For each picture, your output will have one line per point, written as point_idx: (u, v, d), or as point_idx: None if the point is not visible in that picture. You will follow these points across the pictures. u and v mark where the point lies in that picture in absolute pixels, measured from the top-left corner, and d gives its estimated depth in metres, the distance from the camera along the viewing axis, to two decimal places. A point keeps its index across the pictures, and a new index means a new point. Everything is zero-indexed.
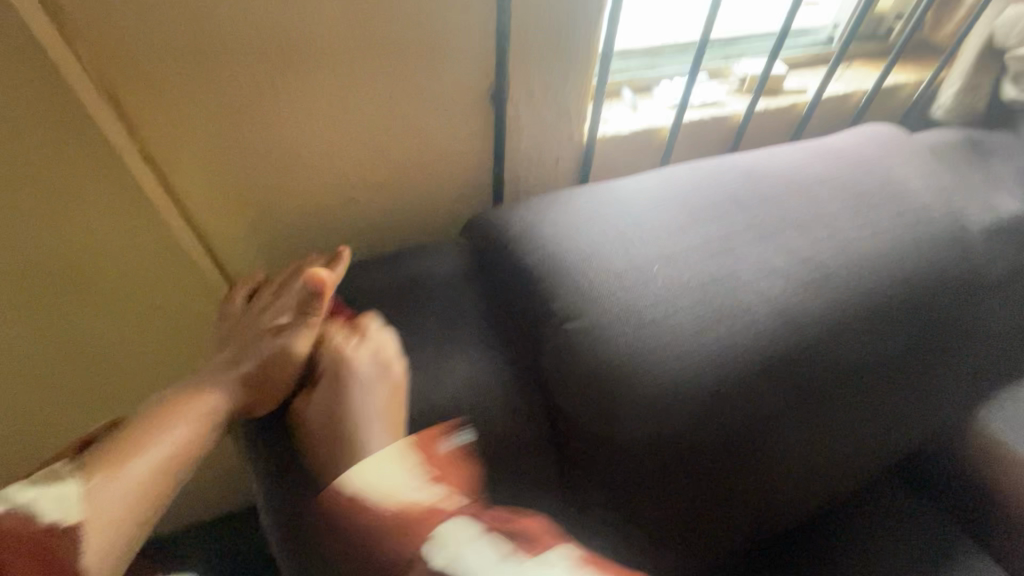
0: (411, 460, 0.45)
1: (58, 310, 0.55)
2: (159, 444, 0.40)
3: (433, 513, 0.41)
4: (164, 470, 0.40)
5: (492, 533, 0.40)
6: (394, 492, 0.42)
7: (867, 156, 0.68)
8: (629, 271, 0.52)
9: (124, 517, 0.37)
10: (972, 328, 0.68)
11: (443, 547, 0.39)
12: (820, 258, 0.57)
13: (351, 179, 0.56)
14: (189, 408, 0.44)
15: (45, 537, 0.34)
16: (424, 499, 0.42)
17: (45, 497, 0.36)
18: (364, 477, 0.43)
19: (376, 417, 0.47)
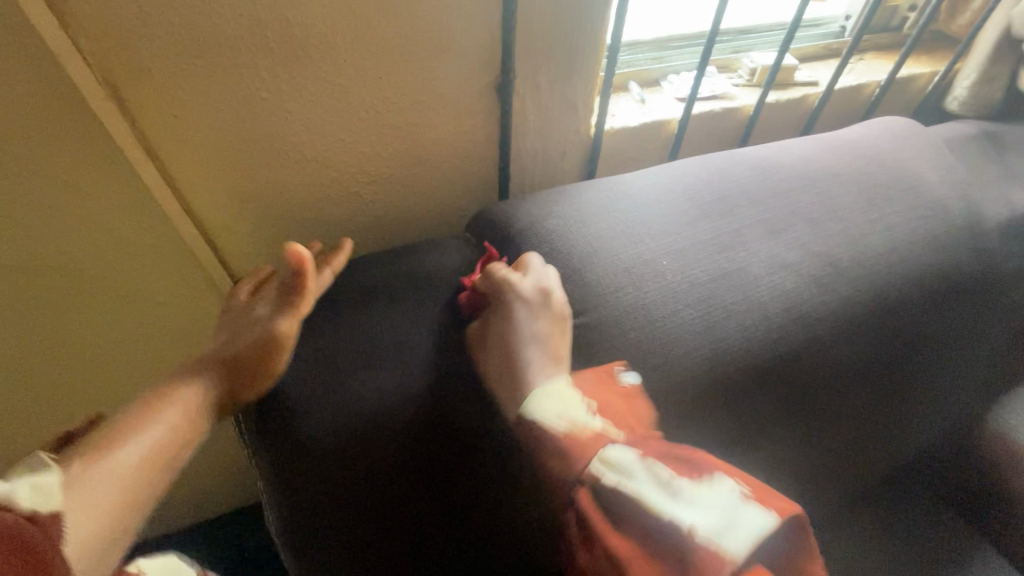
0: (580, 391, 0.44)
1: (61, 298, 0.55)
2: (147, 440, 0.40)
3: (597, 442, 0.41)
4: (152, 464, 0.40)
5: (651, 462, 0.40)
6: (563, 417, 0.42)
7: (880, 149, 0.66)
8: (638, 266, 0.51)
9: (112, 506, 0.36)
10: (988, 325, 0.66)
11: (613, 474, 0.39)
12: (833, 253, 0.56)
13: (353, 173, 0.56)
14: (178, 403, 0.43)
15: (29, 525, 0.32)
16: (587, 430, 0.42)
17: (26, 484, 0.34)
18: (538, 402, 0.44)
19: (541, 343, 0.47)
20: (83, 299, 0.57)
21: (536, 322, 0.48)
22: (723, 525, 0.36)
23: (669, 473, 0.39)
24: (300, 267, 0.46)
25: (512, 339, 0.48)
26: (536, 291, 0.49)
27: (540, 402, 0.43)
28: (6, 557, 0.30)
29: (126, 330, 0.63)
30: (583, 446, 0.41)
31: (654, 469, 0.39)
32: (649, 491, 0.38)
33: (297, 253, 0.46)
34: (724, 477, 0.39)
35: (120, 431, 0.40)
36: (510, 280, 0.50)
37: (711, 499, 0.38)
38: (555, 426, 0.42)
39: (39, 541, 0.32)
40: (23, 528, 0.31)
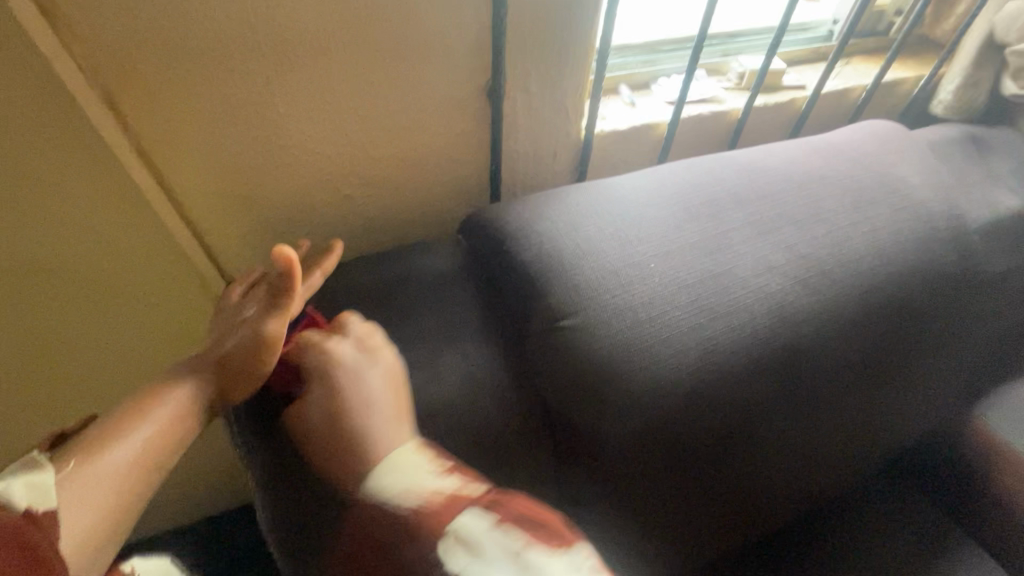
0: (422, 458, 0.45)
1: (52, 301, 0.56)
2: (138, 440, 0.41)
3: (451, 505, 0.42)
4: (143, 462, 0.40)
5: (505, 527, 0.41)
6: (411, 487, 0.43)
7: (865, 153, 0.68)
8: (626, 269, 0.52)
9: (106, 505, 0.37)
10: (970, 325, 0.67)
11: (466, 553, 0.39)
12: (818, 255, 0.57)
13: (345, 176, 0.56)
14: (165, 404, 0.43)
15: (25, 522, 0.33)
16: (437, 496, 0.42)
17: (19, 483, 0.35)
18: (385, 472, 0.44)
19: (381, 409, 0.46)
20: (77, 301, 0.57)
21: (371, 377, 0.47)
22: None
23: (520, 542, 0.40)
24: (288, 271, 0.44)
25: (347, 406, 0.46)
26: (357, 351, 0.48)
27: (382, 482, 0.43)
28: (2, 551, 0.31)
29: (117, 331, 0.63)
30: (443, 510, 0.41)
31: (506, 537, 0.40)
32: (498, 562, 0.38)
33: (286, 253, 0.43)
34: (582, 548, 0.42)
35: (110, 431, 0.40)
36: (327, 343, 0.47)
37: (566, 571, 0.38)
38: (403, 499, 0.42)
39: (33, 537, 0.33)
40: (19, 525, 0.33)
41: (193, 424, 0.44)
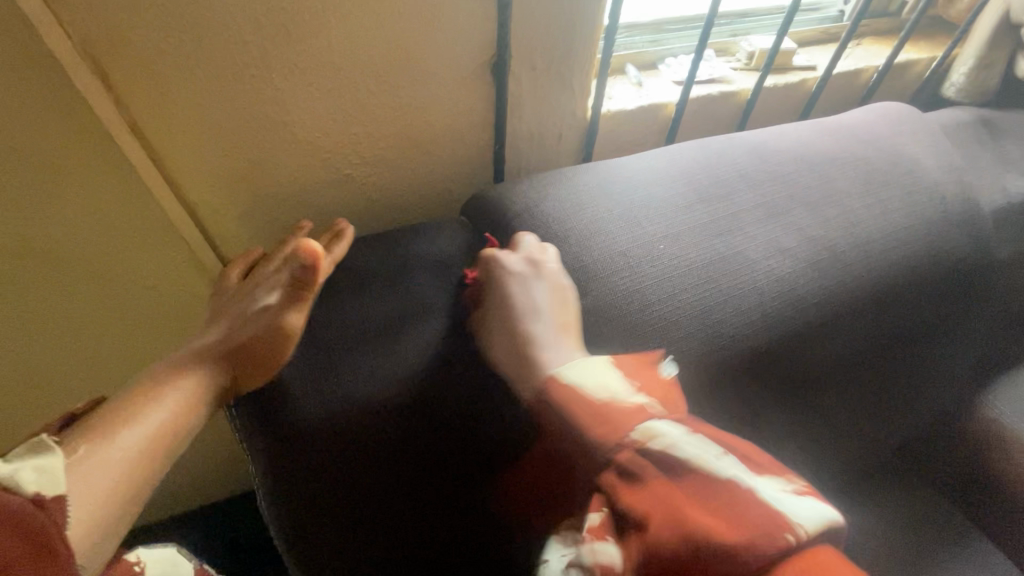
0: (619, 368, 0.44)
1: (46, 283, 0.54)
2: (149, 426, 0.40)
3: (641, 413, 0.40)
4: (154, 449, 0.39)
5: (699, 434, 0.38)
6: (600, 383, 0.42)
7: (878, 134, 0.66)
8: (634, 249, 0.51)
9: (110, 487, 0.36)
10: (980, 311, 0.66)
11: (662, 438, 0.38)
12: (830, 237, 0.56)
13: (346, 154, 0.55)
14: (175, 391, 0.42)
15: (35, 507, 0.32)
16: (630, 404, 0.41)
17: (28, 466, 0.33)
18: (573, 368, 0.44)
19: (545, 316, 0.47)
20: (70, 283, 0.56)
21: (535, 290, 0.48)
22: (787, 502, 0.34)
23: (720, 450, 0.38)
24: (310, 264, 0.45)
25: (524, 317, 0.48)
26: (526, 261, 0.50)
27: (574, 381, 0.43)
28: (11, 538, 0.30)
29: (112, 315, 0.61)
30: (620, 415, 0.40)
31: (705, 441, 0.38)
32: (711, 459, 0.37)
33: (313, 249, 0.45)
34: (779, 477, 0.37)
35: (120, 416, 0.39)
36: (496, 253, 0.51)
37: (773, 487, 0.36)
38: (596, 390, 0.42)
39: (44, 524, 0.31)
40: (28, 510, 0.31)
41: (204, 410, 0.43)
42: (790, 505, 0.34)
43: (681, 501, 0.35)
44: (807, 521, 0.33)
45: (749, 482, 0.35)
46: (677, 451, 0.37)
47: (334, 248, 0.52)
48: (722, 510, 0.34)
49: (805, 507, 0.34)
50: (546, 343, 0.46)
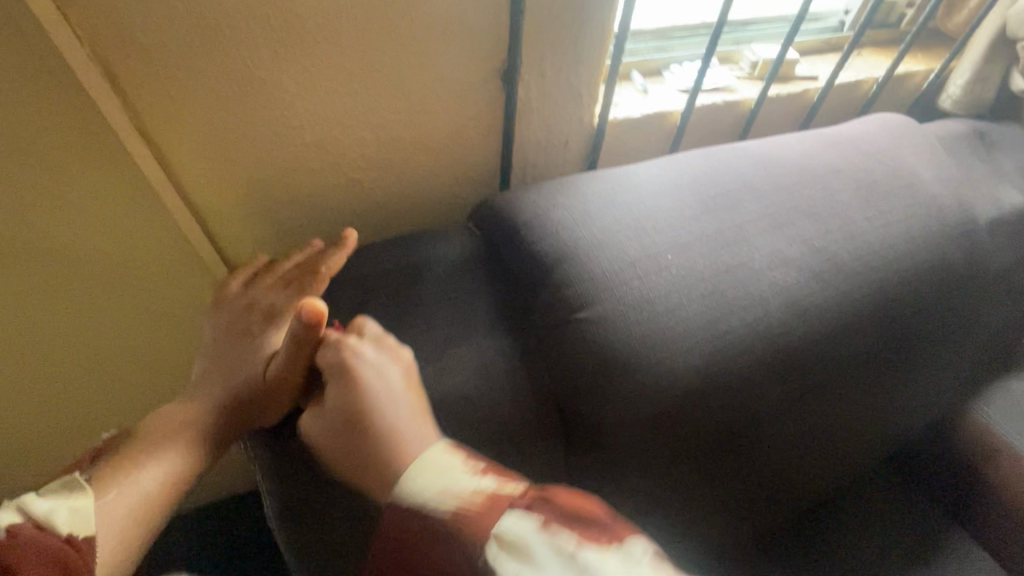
0: (459, 454, 0.41)
1: (42, 292, 0.52)
2: (153, 478, 0.41)
3: (492, 506, 0.38)
4: (152, 503, 0.40)
5: (553, 530, 0.37)
6: (445, 490, 0.39)
7: (878, 146, 0.67)
8: (643, 260, 0.51)
9: (119, 540, 0.38)
10: (973, 321, 0.68)
11: (512, 559, 0.36)
12: (833, 248, 0.56)
13: (353, 159, 0.54)
14: (172, 442, 0.43)
15: (66, 547, 0.34)
16: (476, 496, 0.39)
17: (65, 508, 0.36)
18: (414, 484, 0.40)
19: (403, 404, 0.43)
20: (76, 296, 0.54)
21: (389, 375, 0.44)
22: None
23: (573, 542, 0.36)
24: (315, 324, 0.42)
25: (379, 408, 0.42)
26: (375, 344, 0.45)
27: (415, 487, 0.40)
28: (46, 574, 0.32)
29: (111, 326, 0.59)
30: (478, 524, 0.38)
31: (558, 543, 0.36)
32: (554, 573, 0.35)
33: (319, 309, 0.42)
34: (640, 539, 0.37)
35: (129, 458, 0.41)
36: (347, 341, 0.44)
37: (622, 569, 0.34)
38: (438, 504, 0.39)
39: (74, 563, 0.34)
40: (60, 549, 0.33)
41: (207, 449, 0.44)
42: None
43: None
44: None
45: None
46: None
47: (330, 259, 0.48)
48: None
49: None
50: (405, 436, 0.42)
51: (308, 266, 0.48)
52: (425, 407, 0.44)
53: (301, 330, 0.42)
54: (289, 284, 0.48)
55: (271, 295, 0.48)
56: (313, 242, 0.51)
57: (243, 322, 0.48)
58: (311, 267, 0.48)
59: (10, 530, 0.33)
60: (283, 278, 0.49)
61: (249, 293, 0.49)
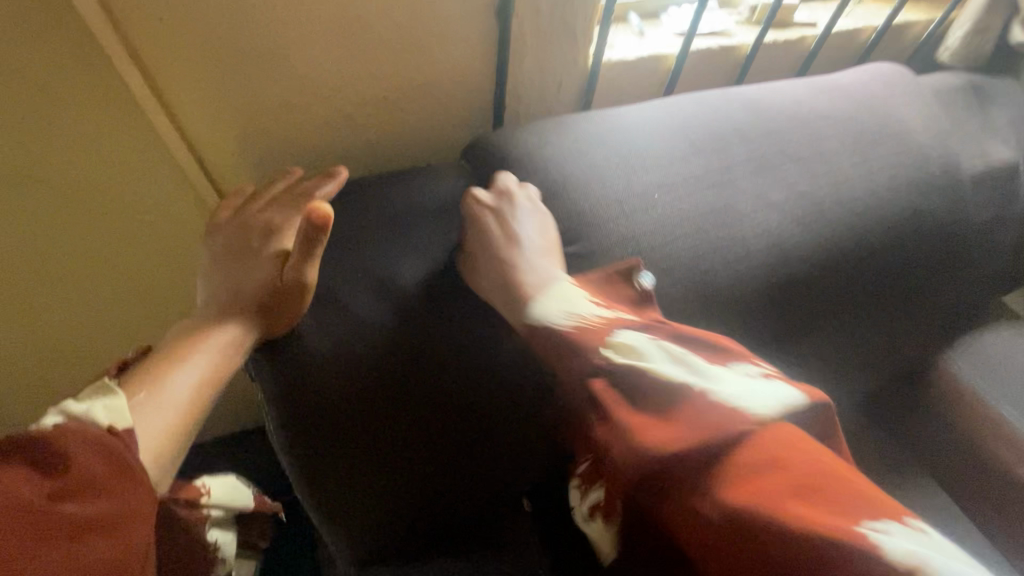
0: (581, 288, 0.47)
1: (43, 217, 0.54)
2: (184, 383, 0.41)
3: (614, 325, 0.43)
4: (190, 406, 0.40)
5: (660, 339, 0.42)
6: (570, 312, 0.45)
7: (870, 94, 0.67)
8: (632, 199, 0.52)
9: (163, 446, 0.38)
10: (950, 272, 0.70)
11: (626, 354, 0.40)
12: (816, 193, 0.58)
13: (346, 92, 0.54)
14: (193, 353, 0.42)
15: (108, 436, 0.34)
16: (598, 320, 0.44)
17: (100, 406, 0.35)
18: (546, 309, 0.45)
19: (539, 250, 0.49)
20: (78, 225, 0.56)
21: (523, 207, 0.51)
22: (754, 392, 0.37)
23: (682, 350, 0.41)
24: (321, 229, 0.42)
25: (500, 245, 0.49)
26: (498, 196, 0.51)
27: (547, 304, 0.46)
28: (92, 458, 0.32)
29: (112, 256, 0.60)
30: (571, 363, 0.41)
31: (667, 346, 0.41)
32: (662, 361, 0.40)
33: (325, 212, 0.41)
34: (756, 364, 0.41)
35: (157, 367, 0.41)
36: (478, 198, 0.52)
37: (728, 371, 0.39)
38: (563, 321, 0.44)
39: (119, 450, 0.33)
40: (103, 437, 0.33)
41: (234, 361, 0.44)
42: (787, 396, 0.37)
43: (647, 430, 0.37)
44: (772, 403, 0.36)
45: (707, 379, 0.38)
46: (650, 370, 0.39)
47: (321, 188, 0.48)
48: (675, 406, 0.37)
49: (779, 393, 0.37)
50: (534, 265, 0.48)
51: (300, 192, 0.48)
52: (555, 244, 0.51)
53: (311, 232, 0.42)
54: (277, 206, 0.48)
55: (265, 215, 0.47)
56: (294, 171, 0.50)
57: (240, 240, 0.47)
58: (299, 195, 0.48)
59: (48, 427, 0.32)
60: (273, 203, 0.48)
61: (242, 215, 0.48)
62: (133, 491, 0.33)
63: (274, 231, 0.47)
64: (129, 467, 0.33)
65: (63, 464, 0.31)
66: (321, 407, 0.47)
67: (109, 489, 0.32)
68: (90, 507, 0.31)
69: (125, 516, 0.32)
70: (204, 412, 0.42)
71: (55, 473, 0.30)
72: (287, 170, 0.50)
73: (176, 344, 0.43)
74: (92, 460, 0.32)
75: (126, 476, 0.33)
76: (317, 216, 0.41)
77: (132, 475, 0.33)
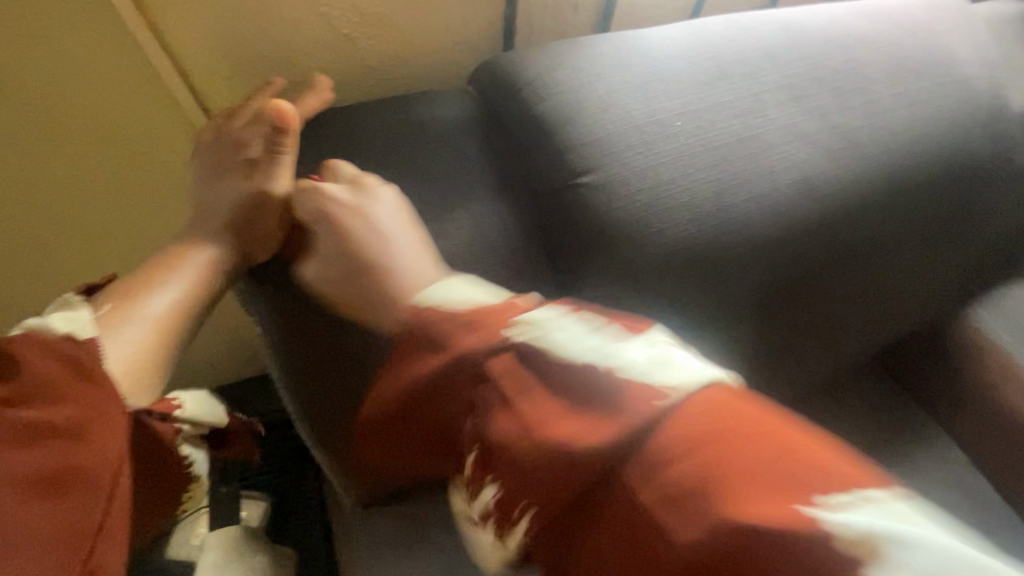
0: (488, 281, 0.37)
1: (27, 142, 0.51)
2: (162, 299, 0.40)
3: (510, 310, 0.33)
4: (172, 321, 0.39)
5: (583, 314, 0.33)
6: (468, 300, 0.34)
7: (915, 21, 0.61)
8: (650, 125, 0.49)
9: (149, 358, 0.37)
10: (991, 219, 0.65)
11: (523, 333, 0.31)
12: (850, 125, 0.53)
13: (341, 8, 0.49)
14: (173, 270, 0.41)
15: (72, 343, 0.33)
16: (495, 304, 0.34)
17: (63, 316, 0.35)
18: (429, 296, 0.35)
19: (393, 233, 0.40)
20: (64, 153, 0.53)
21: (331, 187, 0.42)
22: (660, 358, 0.29)
23: (607, 324, 0.32)
24: (287, 129, 0.43)
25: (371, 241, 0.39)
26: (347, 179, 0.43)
27: (437, 295, 0.35)
28: (49, 365, 0.31)
29: (93, 189, 0.57)
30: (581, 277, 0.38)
31: (584, 319, 0.32)
32: (585, 342, 0.30)
33: (289, 114, 0.43)
34: (656, 328, 0.32)
35: (132, 283, 0.40)
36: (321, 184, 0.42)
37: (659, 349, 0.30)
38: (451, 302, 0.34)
39: (81, 356, 0.32)
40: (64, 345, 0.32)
41: (221, 280, 0.44)
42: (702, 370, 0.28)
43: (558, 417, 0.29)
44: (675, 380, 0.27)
45: (615, 351, 0.30)
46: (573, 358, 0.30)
47: (303, 101, 0.49)
48: (618, 392, 0.28)
49: (699, 364, 0.29)
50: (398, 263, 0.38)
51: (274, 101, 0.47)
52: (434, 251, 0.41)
53: (279, 132, 0.43)
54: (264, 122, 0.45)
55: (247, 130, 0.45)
56: (275, 82, 0.48)
57: (220, 151, 0.45)
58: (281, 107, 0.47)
59: (10, 337, 0.32)
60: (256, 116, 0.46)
61: (224, 129, 0.45)
62: (101, 395, 0.32)
63: (253, 146, 0.45)
64: (92, 373, 0.32)
65: (15, 371, 0.30)
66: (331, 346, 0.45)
67: (68, 395, 0.30)
68: (48, 412, 0.30)
69: (93, 421, 0.31)
70: (186, 332, 0.41)
71: (8, 379, 0.30)
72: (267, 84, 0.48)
73: (152, 266, 0.42)
74: (46, 365, 0.31)
75: (88, 383, 0.32)
76: (281, 116, 0.43)
77: (98, 381, 0.32)
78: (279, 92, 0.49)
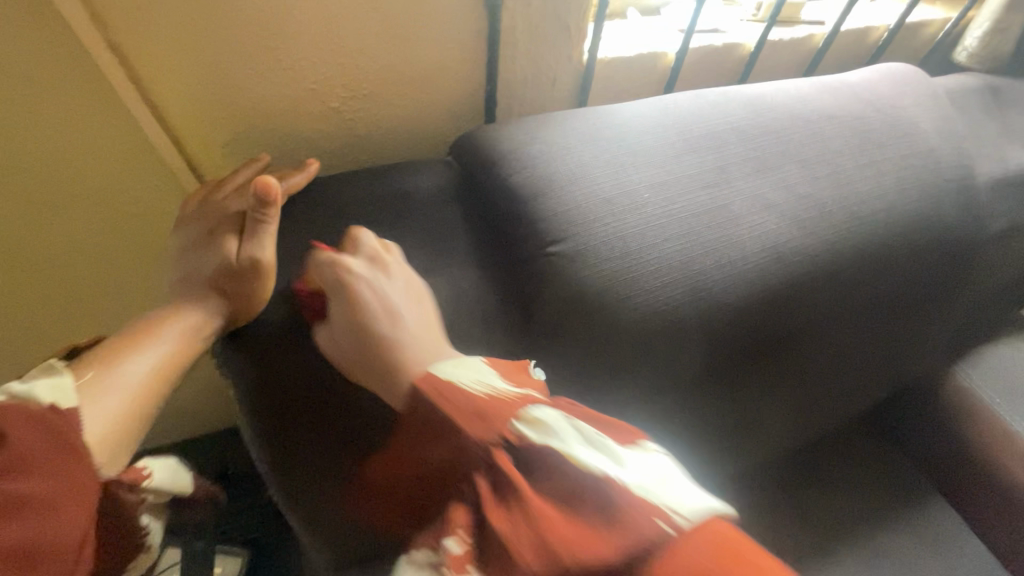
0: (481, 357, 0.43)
1: (28, 206, 0.53)
2: (141, 366, 0.41)
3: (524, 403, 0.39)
4: (148, 388, 0.40)
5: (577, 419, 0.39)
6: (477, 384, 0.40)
7: (879, 95, 0.64)
8: (619, 197, 0.51)
9: (122, 426, 0.38)
10: (968, 281, 0.66)
11: (535, 431, 0.37)
12: (817, 196, 0.55)
13: (331, 85, 0.53)
14: (153, 336, 0.43)
15: (53, 415, 0.33)
16: (504, 394, 0.39)
17: (44, 384, 0.35)
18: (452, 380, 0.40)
19: (406, 312, 0.45)
20: (64, 215, 0.56)
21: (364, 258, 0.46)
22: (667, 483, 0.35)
23: (596, 432, 0.38)
24: (269, 202, 0.45)
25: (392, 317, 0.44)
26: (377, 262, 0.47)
27: (450, 372, 0.41)
28: (35, 437, 0.32)
29: (91, 246, 0.59)
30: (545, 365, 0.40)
31: (587, 429, 0.38)
32: (591, 448, 0.36)
33: (274, 188, 0.45)
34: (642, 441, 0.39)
35: (113, 349, 0.41)
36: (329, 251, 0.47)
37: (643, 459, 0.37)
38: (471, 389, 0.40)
39: (63, 429, 0.33)
40: (45, 416, 0.33)
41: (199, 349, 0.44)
42: (694, 495, 0.34)
43: (557, 524, 0.34)
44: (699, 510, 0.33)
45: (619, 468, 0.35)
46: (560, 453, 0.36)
47: (289, 177, 0.49)
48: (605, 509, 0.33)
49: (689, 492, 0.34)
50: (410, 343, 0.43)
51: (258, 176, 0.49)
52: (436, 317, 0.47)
53: (261, 207, 0.45)
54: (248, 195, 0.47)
55: (232, 202, 0.47)
56: (261, 157, 0.50)
57: (204, 222, 0.47)
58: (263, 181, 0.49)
59: None
60: (241, 189, 0.48)
61: (210, 202, 0.48)
62: (79, 469, 0.33)
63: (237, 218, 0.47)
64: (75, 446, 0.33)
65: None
66: (296, 418, 0.46)
67: (46, 468, 0.31)
68: (23, 484, 0.30)
69: (66, 497, 0.32)
70: (161, 398, 0.42)
71: None
72: (254, 159, 0.50)
73: (133, 332, 0.43)
74: (32, 438, 0.31)
75: (70, 457, 0.33)
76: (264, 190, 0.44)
77: (78, 456, 0.33)
78: (264, 165, 0.51)
